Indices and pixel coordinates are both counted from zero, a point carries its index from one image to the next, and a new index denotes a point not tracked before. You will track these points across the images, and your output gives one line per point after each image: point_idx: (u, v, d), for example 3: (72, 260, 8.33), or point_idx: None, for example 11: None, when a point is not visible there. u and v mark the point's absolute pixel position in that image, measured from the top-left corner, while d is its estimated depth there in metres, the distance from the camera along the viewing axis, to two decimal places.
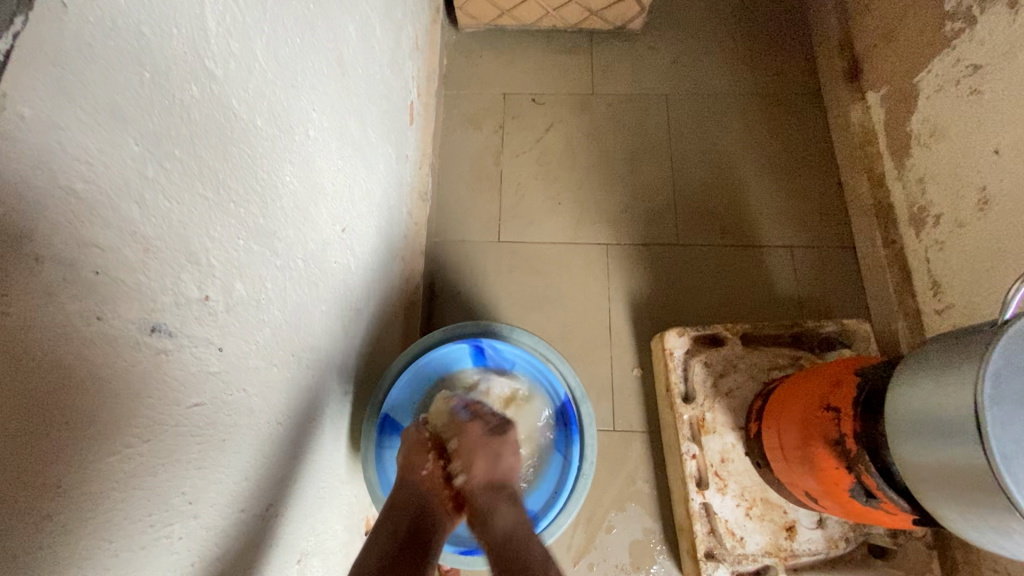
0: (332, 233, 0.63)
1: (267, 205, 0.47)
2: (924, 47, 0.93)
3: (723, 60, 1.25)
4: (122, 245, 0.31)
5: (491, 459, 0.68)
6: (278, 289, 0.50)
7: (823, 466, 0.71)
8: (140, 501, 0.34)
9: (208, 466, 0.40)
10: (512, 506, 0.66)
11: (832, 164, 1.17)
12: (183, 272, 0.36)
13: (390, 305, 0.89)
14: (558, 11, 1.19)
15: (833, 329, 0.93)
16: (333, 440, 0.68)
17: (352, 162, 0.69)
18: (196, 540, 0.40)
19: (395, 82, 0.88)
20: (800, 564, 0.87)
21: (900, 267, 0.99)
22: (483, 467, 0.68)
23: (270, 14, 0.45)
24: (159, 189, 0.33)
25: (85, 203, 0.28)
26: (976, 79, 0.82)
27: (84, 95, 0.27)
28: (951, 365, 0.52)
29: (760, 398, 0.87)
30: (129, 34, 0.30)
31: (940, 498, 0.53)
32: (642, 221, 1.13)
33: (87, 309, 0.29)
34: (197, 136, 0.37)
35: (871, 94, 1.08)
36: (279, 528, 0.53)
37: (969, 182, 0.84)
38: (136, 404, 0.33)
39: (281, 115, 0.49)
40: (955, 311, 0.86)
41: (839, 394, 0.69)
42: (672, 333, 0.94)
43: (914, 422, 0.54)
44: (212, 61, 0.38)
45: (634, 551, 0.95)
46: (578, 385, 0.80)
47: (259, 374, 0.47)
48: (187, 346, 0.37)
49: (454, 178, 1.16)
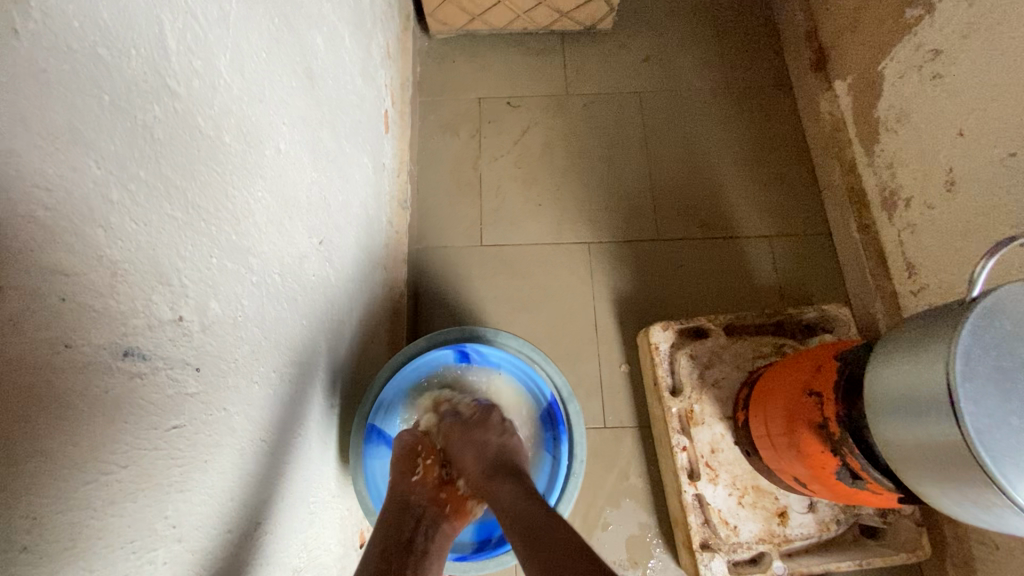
0: (309, 246, 0.63)
1: (239, 222, 0.47)
2: (886, 35, 0.95)
3: (694, 55, 1.27)
4: (90, 269, 0.30)
5: (478, 446, 0.72)
6: (255, 306, 0.49)
7: (809, 451, 0.72)
8: (120, 528, 0.33)
9: (191, 488, 0.40)
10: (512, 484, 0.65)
11: (804, 153, 1.19)
12: (153, 294, 0.36)
13: (373, 315, 0.88)
14: (528, 15, 1.19)
15: (814, 315, 0.95)
16: (321, 454, 0.67)
17: (327, 174, 0.69)
18: (182, 564, 0.39)
19: (367, 90, 0.88)
20: (793, 549, 0.88)
21: (874, 251, 1.01)
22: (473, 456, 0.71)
23: (234, 30, 0.45)
24: (125, 211, 0.33)
25: (48, 229, 0.28)
26: (937, 64, 0.85)
27: (40, 121, 0.27)
28: (924, 344, 0.53)
29: (746, 388, 0.88)
30: (85, 57, 0.30)
31: (921, 475, 0.54)
32: (622, 219, 1.14)
33: (54, 337, 0.28)
34: (162, 157, 0.36)
35: (838, 84, 1.10)
36: (268, 546, 0.52)
37: (936, 164, 0.86)
38: (113, 429, 0.33)
39: (249, 131, 0.48)
40: (930, 291, 0.87)
41: (821, 379, 0.71)
42: (656, 327, 0.95)
43: (893, 402, 0.55)
44: (174, 81, 0.37)
45: (631, 546, 0.96)
46: (565, 385, 0.80)
47: (240, 391, 0.47)
48: (162, 368, 0.37)
49: (433, 185, 1.16)
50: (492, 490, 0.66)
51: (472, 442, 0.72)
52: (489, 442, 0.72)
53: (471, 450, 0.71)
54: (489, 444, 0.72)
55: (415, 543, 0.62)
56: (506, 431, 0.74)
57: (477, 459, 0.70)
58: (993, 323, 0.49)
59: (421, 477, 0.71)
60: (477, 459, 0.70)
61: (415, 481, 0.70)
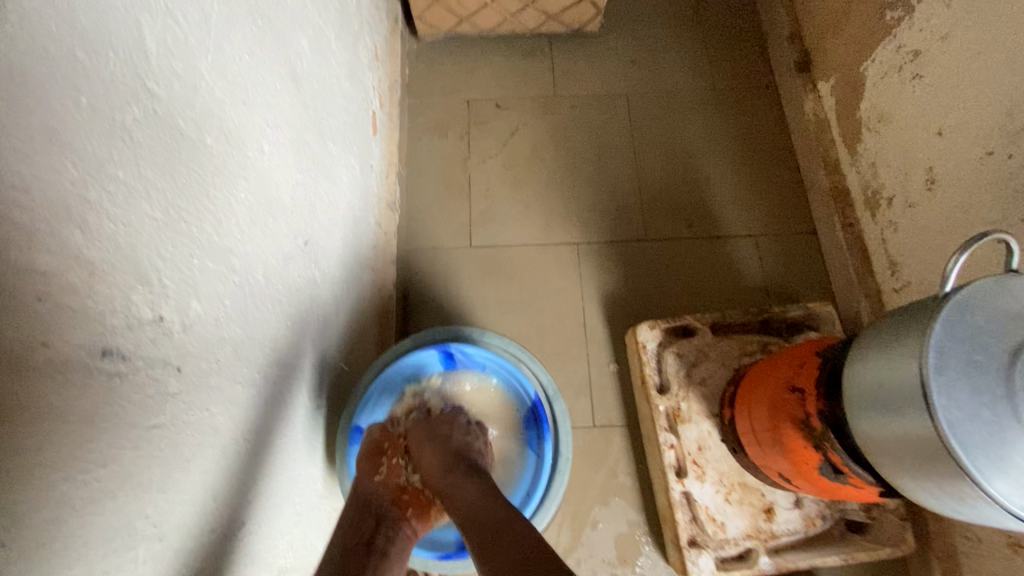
0: (294, 247, 0.63)
1: (221, 223, 0.47)
2: (867, 37, 0.97)
3: (680, 57, 1.28)
4: (68, 270, 0.31)
5: (438, 447, 0.72)
6: (238, 306, 0.50)
7: (792, 446, 0.73)
8: (99, 527, 0.34)
9: (172, 488, 0.40)
10: (470, 480, 0.65)
11: (790, 153, 1.20)
12: (133, 293, 0.36)
13: (361, 316, 0.89)
14: (516, 17, 1.20)
15: (799, 313, 0.96)
16: (307, 455, 0.67)
17: (312, 175, 0.69)
18: (163, 563, 0.39)
19: (355, 93, 0.88)
20: (780, 545, 0.89)
21: (858, 249, 1.02)
22: (432, 454, 0.71)
23: (216, 32, 0.45)
24: (104, 211, 0.33)
25: (25, 229, 0.28)
26: (917, 65, 0.86)
27: (17, 123, 0.27)
28: (900, 339, 0.54)
29: (732, 385, 0.89)
30: (62, 59, 0.30)
31: (898, 468, 0.55)
32: (610, 219, 1.15)
33: (32, 337, 0.29)
34: (141, 158, 0.37)
35: (822, 85, 1.11)
36: (253, 546, 0.53)
37: (916, 163, 0.88)
38: (92, 428, 0.33)
39: (231, 132, 0.49)
40: (912, 288, 0.89)
41: (804, 375, 0.72)
42: (643, 326, 0.96)
43: (870, 396, 0.56)
44: (154, 83, 0.38)
45: (620, 544, 0.96)
46: (550, 383, 0.80)
47: (223, 392, 0.47)
48: (143, 368, 0.37)
49: (421, 187, 1.16)
50: (448, 487, 0.66)
51: (432, 441, 0.73)
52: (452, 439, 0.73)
53: (429, 447, 0.72)
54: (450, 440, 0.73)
55: (377, 543, 0.61)
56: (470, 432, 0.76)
57: (432, 453, 0.71)
58: (967, 317, 0.50)
59: (383, 478, 0.70)
60: (436, 455, 0.71)
61: (379, 480, 0.70)
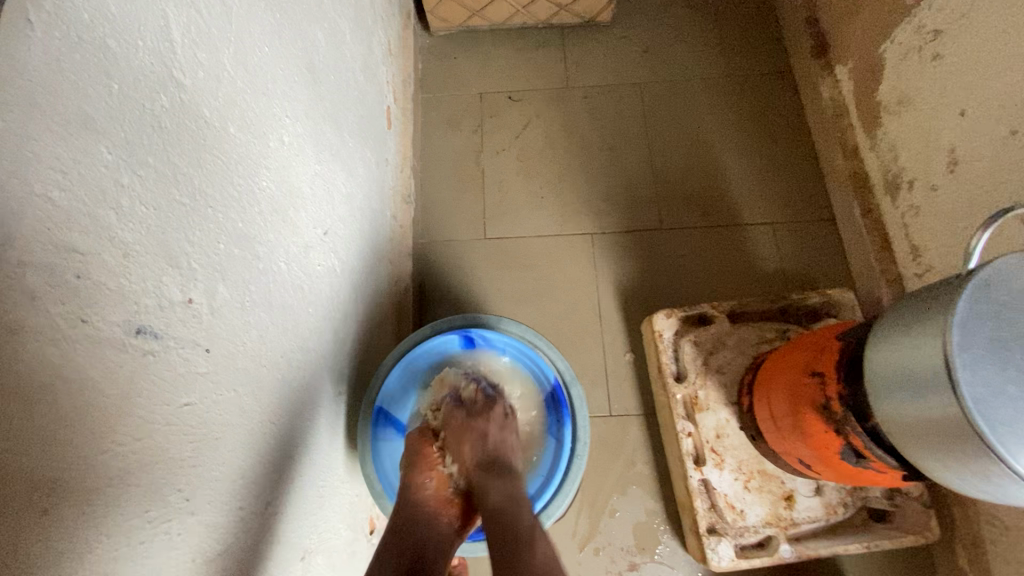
0: (314, 237, 0.64)
1: (245, 210, 0.48)
2: (886, 17, 0.95)
3: (694, 45, 1.27)
4: (103, 250, 0.32)
5: (477, 440, 0.72)
6: (262, 292, 0.51)
7: (812, 431, 0.73)
8: (137, 498, 0.35)
9: (204, 465, 0.42)
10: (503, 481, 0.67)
11: (807, 139, 1.19)
12: (164, 275, 0.37)
13: (379, 307, 0.90)
14: (527, 9, 1.20)
15: (818, 300, 0.95)
16: (330, 440, 0.69)
17: (330, 167, 0.70)
18: (195, 537, 0.41)
19: (369, 87, 0.89)
20: (801, 532, 0.88)
21: (878, 234, 1.00)
22: (471, 447, 0.72)
23: (236, 24, 0.46)
24: (135, 195, 0.34)
25: (63, 210, 0.29)
26: (938, 44, 0.84)
27: (54, 108, 0.29)
28: (922, 318, 0.54)
29: (750, 372, 0.89)
30: (95, 47, 0.31)
31: (922, 448, 0.55)
32: (624, 209, 1.14)
33: (72, 312, 0.30)
34: (169, 144, 0.38)
35: (838, 69, 1.10)
36: (279, 525, 0.54)
37: (938, 145, 0.86)
38: (127, 404, 0.34)
39: (253, 122, 0.50)
40: (935, 272, 0.87)
41: (823, 359, 0.71)
42: (660, 314, 0.96)
43: (892, 378, 0.55)
44: (180, 71, 0.39)
45: (638, 533, 0.96)
46: (567, 369, 0.82)
47: (249, 374, 0.48)
48: (174, 347, 0.38)
49: (436, 180, 1.17)
50: (484, 486, 0.67)
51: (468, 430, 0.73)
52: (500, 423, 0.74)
53: (468, 437, 0.73)
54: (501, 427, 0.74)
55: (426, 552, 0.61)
56: (505, 425, 0.75)
57: (476, 444, 0.72)
58: (991, 294, 0.49)
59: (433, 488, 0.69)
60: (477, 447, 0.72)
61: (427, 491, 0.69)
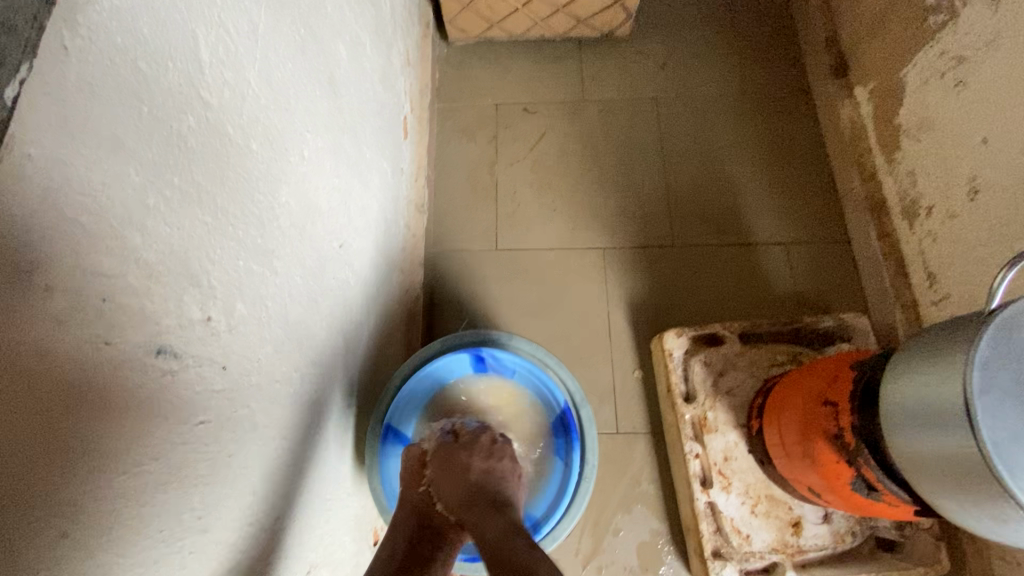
0: (330, 249, 0.64)
1: (265, 226, 0.49)
2: (908, 42, 0.94)
3: (711, 62, 1.26)
4: (127, 271, 0.32)
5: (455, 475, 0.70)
6: (278, 308, 0.51)
7: (823, 461, 0.72)
8: (153, 517, 0.35)
9: (217, 482, 0.42)
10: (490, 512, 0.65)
11: (823, 161, 1.18)
12: (186, 294, 0.37)
13: (390, 318, 0.90)
14: (546, 21, 1.21)
15: (831, 324, 0.94)
16: (337, 452, 0.69)
17: (348, 179, 0.71)
18: (206, 555, 0.41)
19: (388, 97, 0.90)
20: (807, 560, 0.87)
21: (895, 259, 0.99)
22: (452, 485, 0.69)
23: (262, 42, 0.47)
24: (161, 216, 0.35)
25: (91, 234, 0.29)
26: (961, 72, 0.83)
27: (86, 132, 0.29)
28: (942, 354, 0.53)
29: (760, 396, 0.88)
30: (128, 70, 0.31)
31: (936, 487, 0.54)
32: (638, 225, 1.14)
33: (96, 334, 0.30)
34: (195, 164, 0.38)
35: (858, 90, 1.09)
36: (287, 540, 0.54)
37: (959, 174, 0.85)
38: (145, 423, 0.34)
39: (275, 138, 0.50)
40: (952, 301, 0.86)
41: (836, 389, 0.70)
42: (670, 333, 0.95)
43: (908, 414, 0.55)
44: (208, 92, 0.39)
45: (642, 553, 0.96)
46: (578, 390, 0.81)
47: (263, 390, 0.48)
48: (191, 366, 0.38)
49: (449, 190, 1.17)
50: (471, 519, 0.64)
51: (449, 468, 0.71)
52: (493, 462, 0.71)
53: (449, 475, 0.70)
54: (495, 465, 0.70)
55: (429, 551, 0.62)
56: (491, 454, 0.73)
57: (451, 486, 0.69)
58: (1011, 336, 0.49)
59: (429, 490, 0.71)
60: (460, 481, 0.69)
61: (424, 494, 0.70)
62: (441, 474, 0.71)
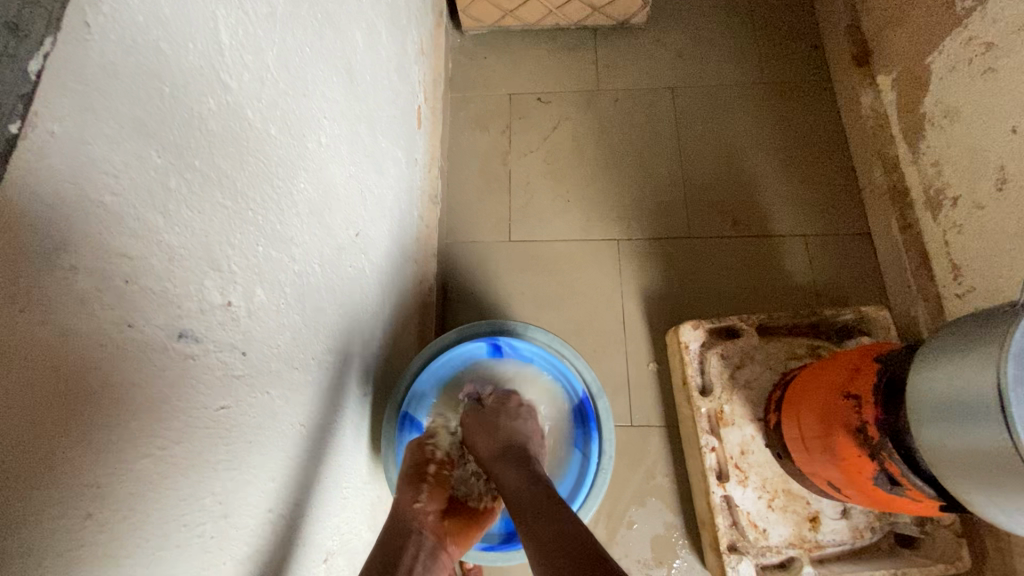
0: (346, 238, 0.64)
1: (284, 212, 0.48)
2: (934, 28, 0.92)
3: (729, 50, 1.24)
4: (150, 253, 0.32)
5: (489, 433, 0.72)
6: (297, 295, 0.51)
7: (845, 455, 0.71)
8: (175, 501, 0.35)
9: (237, 467, 0.42)
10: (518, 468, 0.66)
11: (842, 151, 1.16)
12: (207, 279, 0.37)
13: (404, 308, 0.90)
14: (561, 10, 1.19)
15: (851, 316, 0.92)
16: (353, 441, 0.69)
17: (364, 167, 0.70)
18: (227, 540, 0.41)
19: (402, 86, 0.89)
20: (825, 555, 0.86)
21: (917, 251, 0.97)
22: (486, 441, 0.71)
23: (281, 26, 0.46)
24: (182, 199, 0.34)
25: (114, 215, 0.29)
26: (989, 58, 0.81)
27: (109, 111, 0.28)
28: (971, 346, 0.51)
29: (778, 389, 0.86)
30: (149, 50, 0.31)
31: (965, 481, 0.52)
32: (654, 216, 1.13)
33: (119, 317, 0.30)
34: (215, 147, 0.38)
35: (881, 78, 1.06)
36: (305, 527, 0.54)
37: (985, 163, 0.82)
38: (168, 407, 0.34)
39: (293, 123, 0.50)
40: (977, 294, 0.84)
41: (859, 382, 0.69)
42: (687, 325, 0.94)
43: (937, 407, 0.53)
44: (227, 74, 0.39)
45: (656, 546, 0.95)
46: (595, 381, 0.80)
47: (282, 376, 0.48)
48: (212, 351, 0.38)
49: (463, 181, 1.16)
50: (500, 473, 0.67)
51: (482, 425, 0.73)
52: (499, 456, 0.69)
53: (484, 431, 0.72)
54: (500, 460, 0.68)
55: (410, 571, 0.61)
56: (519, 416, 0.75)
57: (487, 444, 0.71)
58: None
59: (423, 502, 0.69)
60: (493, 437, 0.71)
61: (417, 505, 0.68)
62: (477, 433, 0.73)
